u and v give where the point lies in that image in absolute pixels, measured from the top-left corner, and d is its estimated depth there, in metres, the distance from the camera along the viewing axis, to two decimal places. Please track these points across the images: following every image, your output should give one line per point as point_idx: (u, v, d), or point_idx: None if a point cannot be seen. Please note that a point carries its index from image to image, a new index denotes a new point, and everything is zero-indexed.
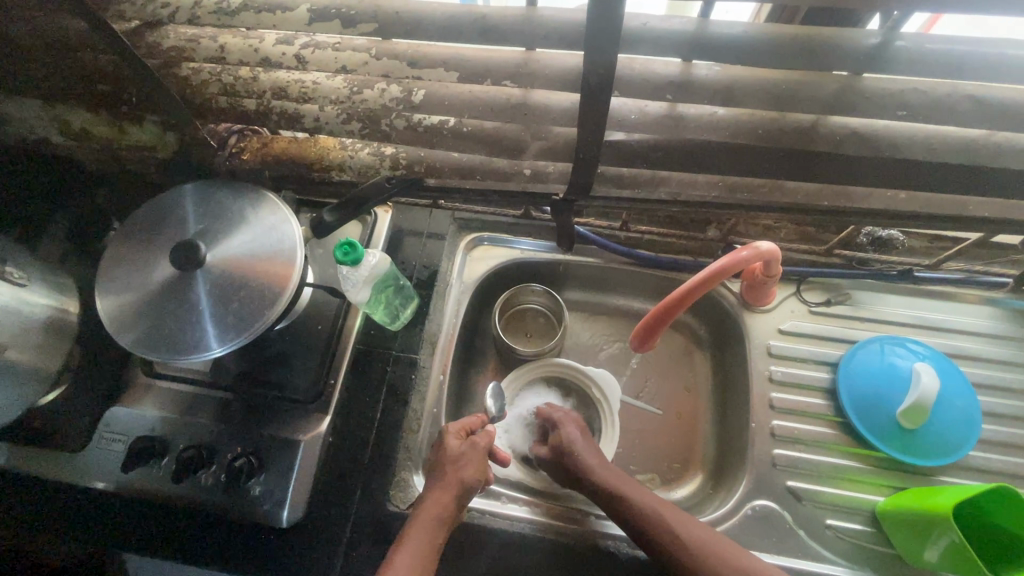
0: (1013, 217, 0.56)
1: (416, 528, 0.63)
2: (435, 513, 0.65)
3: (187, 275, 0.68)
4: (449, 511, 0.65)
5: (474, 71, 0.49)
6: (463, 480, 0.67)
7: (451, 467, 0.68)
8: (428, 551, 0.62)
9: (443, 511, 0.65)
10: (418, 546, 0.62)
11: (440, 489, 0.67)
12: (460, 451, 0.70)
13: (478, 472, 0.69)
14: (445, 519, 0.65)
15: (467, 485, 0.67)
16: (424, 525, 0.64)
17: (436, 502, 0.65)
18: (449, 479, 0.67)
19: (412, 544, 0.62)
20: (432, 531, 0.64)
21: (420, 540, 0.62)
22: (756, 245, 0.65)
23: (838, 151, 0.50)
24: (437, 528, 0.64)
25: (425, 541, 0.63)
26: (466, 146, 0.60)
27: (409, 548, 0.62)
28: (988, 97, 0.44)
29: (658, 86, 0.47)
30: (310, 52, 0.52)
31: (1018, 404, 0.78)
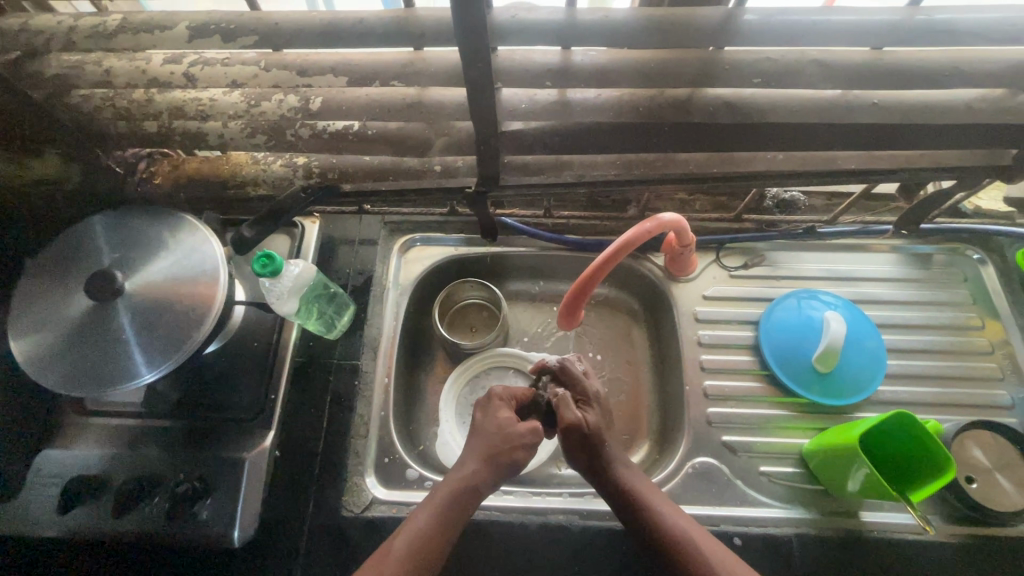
0: (879, 168, 0.61)
1: (449, 492, 0.63)
2: (471, 481, 0.63)
3: (107, 305, 0.67)
4: (489, 484, 0.64)
5: (363, 74, 0.50)
6: (511, 453, 0.65)
7: (501, 436, 0.66)
8: (454, 515, 0.62)
9: (480, 481, 0.64)
10: (446, 507, 0.62)
11: (483, 458, 0.65)
12: (508, 419, 0.68)
13: (527, 451, 0.67)
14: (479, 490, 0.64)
15: (513, 461, 0.65)
16: (460, 491, 0.63)
17: (477, 472, 0.64)
18: (499, 452, 0.65)
19: (428, 510, 0.62)
20: (465, 498, 0.63)
21: (449, 505, 0.62)
22: (657, 216, 0.67)
23: (714, 121, 0.54)
24: (471, 496, 0.63)
25: (450, 507, 0.62)
26: (373, 148, 0.61)
27: (433, 510, 0.61)
28: (829, 60, 0.48)
29: (538, 74, 0.50)
30: (198, 70, 0.52)
31: (920, 339, 0.85)
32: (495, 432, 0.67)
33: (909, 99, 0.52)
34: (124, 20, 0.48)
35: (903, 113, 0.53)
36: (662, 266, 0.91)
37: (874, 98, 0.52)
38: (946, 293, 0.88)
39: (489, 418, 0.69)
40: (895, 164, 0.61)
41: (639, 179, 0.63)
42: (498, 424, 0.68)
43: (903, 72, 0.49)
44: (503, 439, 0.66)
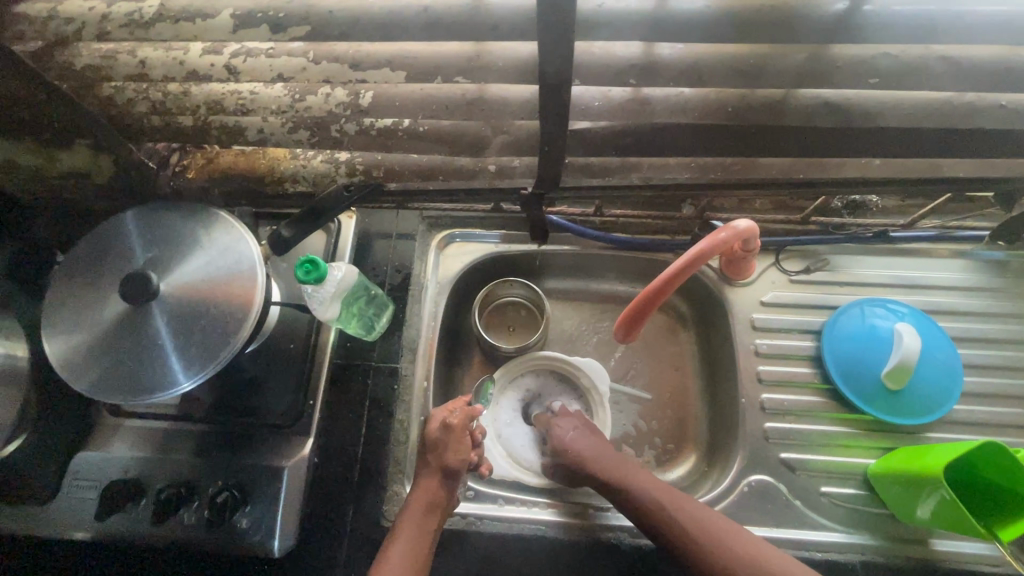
0: (987, 176, 0.55)
1: (407, 518, 0.64)
2: (425, 501, 0.65)
3: (143, 307, 0.63)
4: (440, 498, 0.65)
5: (423, 69, 0.45)
6: (444, 465, 0.66)
7: (433, 454, 0.67)
8: (421, 538, 0.63)
9: (431, 498, 0.65)
10: (410, 533, 0.62)
11: (425, 479, 0.66)
12: (435, 435, 0.68)
13: (461, 454, 0.67)
14: (435, 505, 0.65)
15: (450, 468, 0.66)
16: (414, 515, 0.64)
17: (425, 491, 0.65)
18: (434, 466, 0.66)
19: (402, 541, 0.62)
20: (422, 518, 0.64)
21: (412, 527, 0.63)
22: (733, 224, 0.64)
23: (810, 124, 0.48)
24: (427, 516, 0.64)
25: (414, 530, 0.63)
26: (424, 147, 0.56)
27: (402, 538, 0.62)
28: (960, 58, 0.42)
29: (620, 71, 0.44)
30: (241, 61, 0.47)
31: (998, 354, 0.79)
32: (432, 454, 0.67)
33: None
34: (161, 7, 0.44)
35: None
36: (717, 269, 0.85)
37: (1001, 100, 0.45)
38: None
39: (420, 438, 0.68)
40: (1006, 171, 0.54)
41: (713, 183, 0.58)
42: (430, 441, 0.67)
43: None
44: (436, 455, 0.67)
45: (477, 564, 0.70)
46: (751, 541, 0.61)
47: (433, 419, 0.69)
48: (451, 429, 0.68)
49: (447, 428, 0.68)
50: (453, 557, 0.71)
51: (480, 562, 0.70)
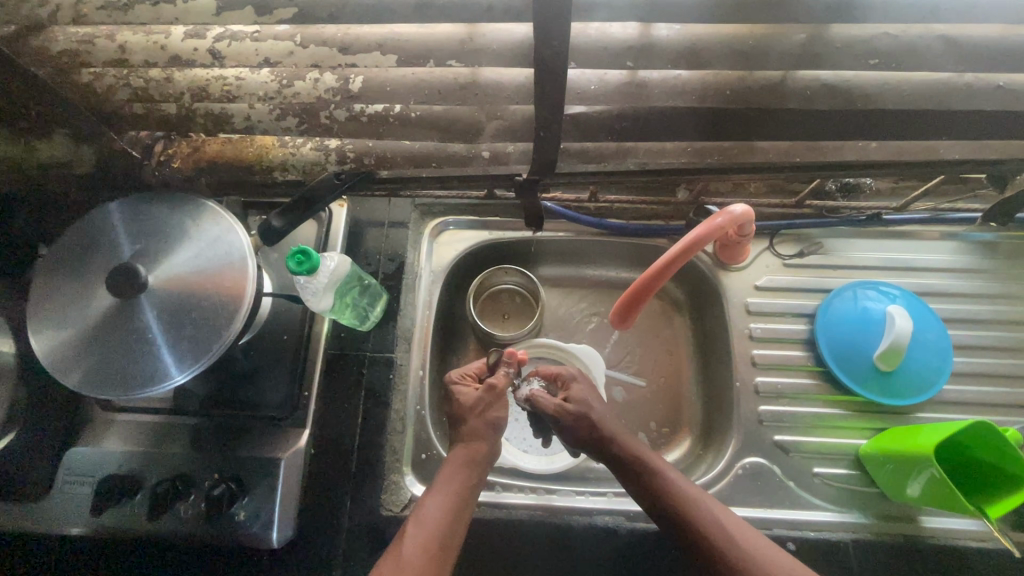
0: (986, 159, 0.54)
1: (446, 475, 0.62)
2: (468, 456, 0.64)
3: (131, 302, 0.62)
4: (481, 453, 0.65)
5: (415, 53, 0.44)
6: (486, 419, 0.67)
7: (472, 414, 0.67)
8: (458, 495, 0.61)
9: (474, 454, 0.64)
10: (450, 491, 0.61)
11: (474, 438, 0.66)
12: (476, 399, 0.68)
13: (502, 412, 0.69)
14: (478, 463, 0.64)
15: (493, 423, 0.67)
16: (456, 468, 0.63)
17: (471, 449, 0.65)
18: (476, 424, 0.66)
19: (437, 498, 0.60)
20: (463, 474, 0.63)
21: (449, 485, 0.61)
22: (728, 209, 0.64)
23: (809, 106, 0.47)
24: (467, 472, 0.63)
25: (456, 485, 0.62)
26: (416, 132, 0.55)
27: (439, 494, 0.61)
28: (958, 38, 0.41)
29: (616, 53, 0.43)
30: (225, 45, 0.46)
31: (986, 334, 0.80)
32: (472, 414, 0.67)
33: None
34: None
35: None
36: (712, 253, 0.85)
37: (998, 80, 0.45)
38: (1015, 285, 0.82)
39: (458, 405, 0.68)
40: (1004, 153, 0.54)
41: (709, 167, 0.57)
42: (472, 406, 0.68)
43: None
44: (479, 417, 0.67)
45: (475, 549, 0.71)
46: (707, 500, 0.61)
47: (468, 388, 0.70)
48: (492, 391, 0.69)
49: (489, 390, 0.69)
50: None
51: (480, 548, 0.71)
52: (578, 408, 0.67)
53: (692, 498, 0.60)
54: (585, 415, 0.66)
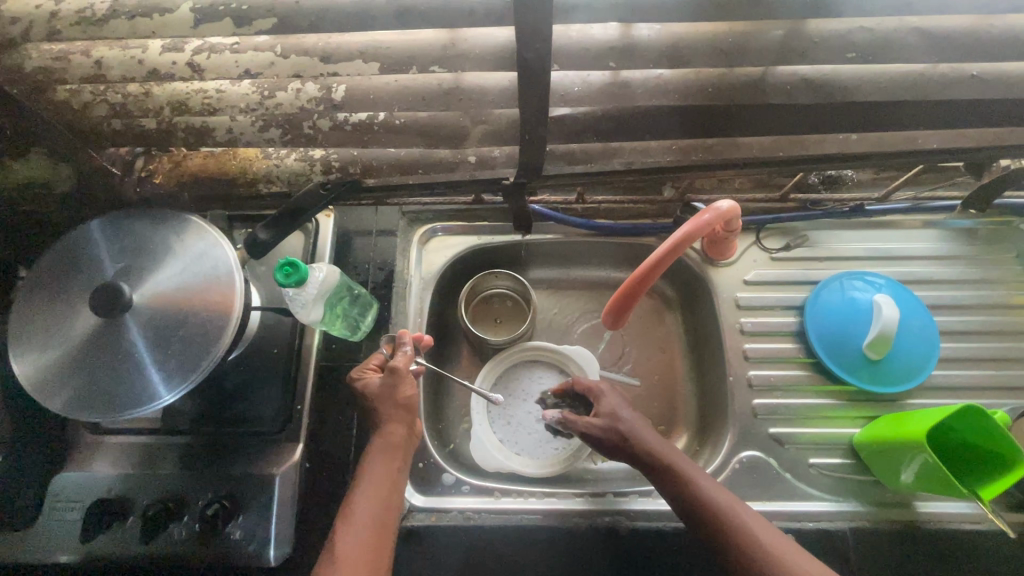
0: (964, 147, 0.55)
1: (370, 465, 0.63)
2: (388, 442, 0.64)
3: (116, 321, 0.61)
4: (400, 436, 0.64)
5: (397, 59, 0.44)
6: (399, 404, 0.65)
7: (381, 403, 0.64)
8: (385, 483, 0.62)
9: (393, 440, 0.64)
10: (373, 482, 0.61)
11: (390, 423, 0.65)
12: (380, 386, 0.65)
13: (410, 391, 0.66)
14: (401, 446, 0.64)
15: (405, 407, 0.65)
16: (378, 456, 0.63)
17: (387, 434, 0.64)
18: (392, 413, 0.64)
19: (364, 490, 0.61)
20: (384, 460, 0.63)
21: (374, 475, 0.62)
22: (714, 205, 0.64)
23: (789, 101, 0.48)
24: (390, 458, 0.63)
25: (381, 476, 0.62)
26: (402, 139, 0.54)
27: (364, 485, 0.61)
28: (932, 30, 0.42)
29: (598, 53, 0.43)
30: (204, 58, 0.45)
31: (971, 319, 0.81)
32: (383, 402, 0.65)
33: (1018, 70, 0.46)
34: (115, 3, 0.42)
35: (1003, 87, 0.46)
36: (700, 250, 0.86)
37: (972, 69, 0.46)
38: (996, 270, 0.84)
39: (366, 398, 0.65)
40: (980, 141, 0.54)
41: (695, 165, 0.57)
42: (383, 398, 0.65)
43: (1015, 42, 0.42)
44: (390, 403, 0.65)
45: (476, 557, 0.70)
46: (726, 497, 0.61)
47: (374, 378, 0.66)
48: (395, 372, 0.65)
49: (392, 375, 0.65)
50: (452, 550, 0.70)
51: (481, 555, 0.70)
52: (607, 420, 0.67)
53: (731, 506, 0.59)
54: (613, 428, 0.66)
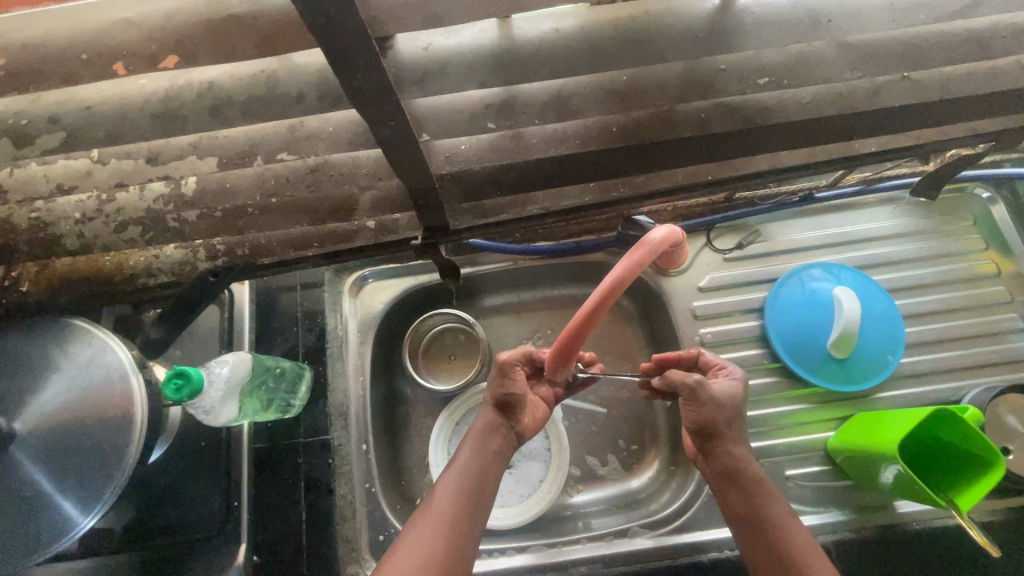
0: (903, 146, 0.50)
1: (467, 443, 0.64)
2: (488, 422, 0.65)
3: (3, 457, 0.55)
4: (498, 420, 0.65)
5: (237, 151, 0.37)
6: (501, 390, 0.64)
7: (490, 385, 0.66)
8: (467, 479, 0.60)
9: (493, 419, 0.65)
10: (464, 468, 0.61)
11: (487, 408, 0.66)
12: (497, 372, 0.66)
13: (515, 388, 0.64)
14: (498, 428, 0.64)
15: (507, 400, 0.64)
16: (477, 436, 0.64)
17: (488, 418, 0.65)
18: (490, 394, 0.65)
19: (448, 483, 0.60)
20: (481, 446, 0.63)
21: (462, 466, 0.61)
22: (647, 239, 0.53)
23: (706, 131, 0.42)
24: (487, 438, 0.64)
25: (469, 465, 0.61)
26: (282, 220, 0.47)
27: (456, 469, 0.61)
28: (851, 43, 0.36)
29: (473, 114, 0.37)
30: (7, 176, 0.38)
31: (935, 298, 0.78)
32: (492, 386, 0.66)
33: (946, 71, 0.41)
34: None
35: (938, 89, 0.41)
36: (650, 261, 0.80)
37: (902, 74, 0.40)
38: (956, 241, 0.80)
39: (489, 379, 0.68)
40: (921, 138, 0.50)
41: (618, 200, 0.52)
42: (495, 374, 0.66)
43: (947, 47, 0.37)
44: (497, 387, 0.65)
45: None
46: (792, 516, 0.58)
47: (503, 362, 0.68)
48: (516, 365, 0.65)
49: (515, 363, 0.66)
50: None
51: None
52: (701, 406, 0.59)
53: (791, 531, 0.56)
54: (703, 410, 0.59)
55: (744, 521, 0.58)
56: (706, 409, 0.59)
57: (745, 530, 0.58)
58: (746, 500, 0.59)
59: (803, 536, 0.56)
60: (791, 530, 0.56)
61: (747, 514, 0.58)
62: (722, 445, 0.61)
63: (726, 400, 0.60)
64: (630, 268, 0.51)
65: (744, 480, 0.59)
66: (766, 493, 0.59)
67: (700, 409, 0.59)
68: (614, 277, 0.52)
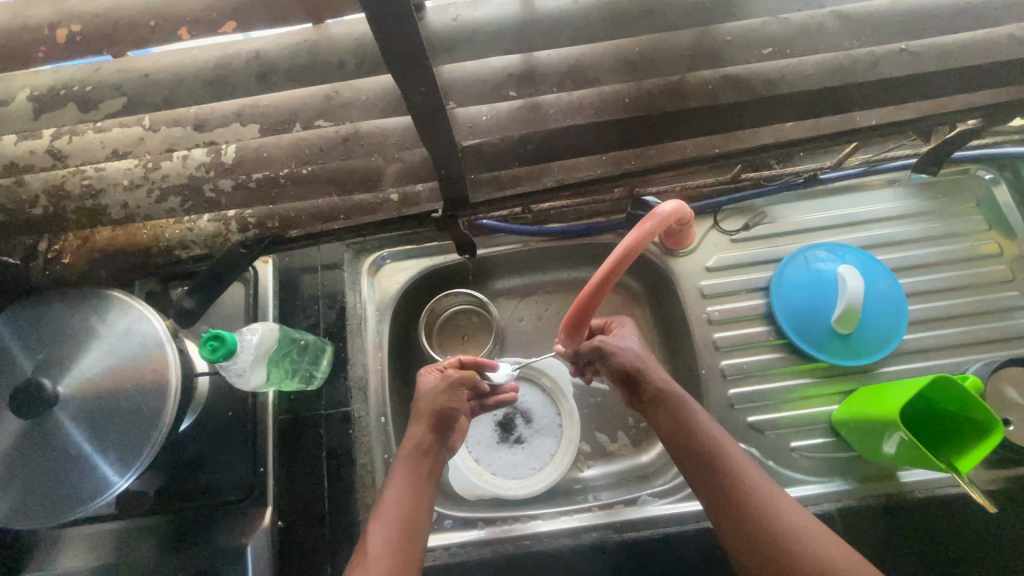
0: (903, 120, 0.52)
1: (399, 466, 0.66)
2: (417, 444, 0.67)
3: (46, 419, 0.57)
4: (429, 441, 0.68)
5: (277, 118, 0.40)
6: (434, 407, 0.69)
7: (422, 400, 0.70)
8: (414, 474, 0.65)
9: (421, 440, 0.68)
10: (404, 475, 0.65)
11: (415, 426, 0.69)
12: (432, 387, 0.71)
13: (449, 404, 0.70)
14: (427, 448, 0.68)
15: (437, 414, 0.69)
16: (404, 458, 0.66)
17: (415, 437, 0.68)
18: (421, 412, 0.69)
19: (394, 489, 0.64)
20: (416, 463, 0.66)
21: (404, 475, 0.65)
22: (655, 212, 0.57)
23: (714, 102, 0.45)
24: (420, 460, 0.67)
25: (407, 472, 0.65)
26: (312, 190, 0.50)
27: (398, 480, 0.65)
28: (850, 15, 0.39)
29: (496, 83, 0.39)
30: (65, 142, 0.41)
31: (938, 277, 0.80)
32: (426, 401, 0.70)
33: (942, 43, 0.43)
34: None
35: (935, 61, 0.44)
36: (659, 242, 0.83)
37: (900, 45, 0.43)
38: (959, 222, 0.82)
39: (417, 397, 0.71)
40: (919, 112, 0.52)
41: (628, 173, 0.54)
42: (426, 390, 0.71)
43: (940, 17, 0.39)
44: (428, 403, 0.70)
45: None
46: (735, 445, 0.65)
47: (433, 376, 0.73)
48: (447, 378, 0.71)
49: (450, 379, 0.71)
50: None
51: None
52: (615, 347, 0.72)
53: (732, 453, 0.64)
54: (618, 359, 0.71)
55: (680, 449, 0.65)
56: (619, 356, 0.71)
57: (683, 459, 0.65)
58: (673, 417, 0.67)
59: (740, 458, 0.64)
60: (730, 450, 0.64)
61: (678, 438, 0.66)
62: (650, 383, 0.70)
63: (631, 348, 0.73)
64: (640, 238, 0.54)
65: (670, 402, 0.68)
66: (704, 425, 0.66)
67: (610, 360, 0.72)
68: (625, 246, 0.56)
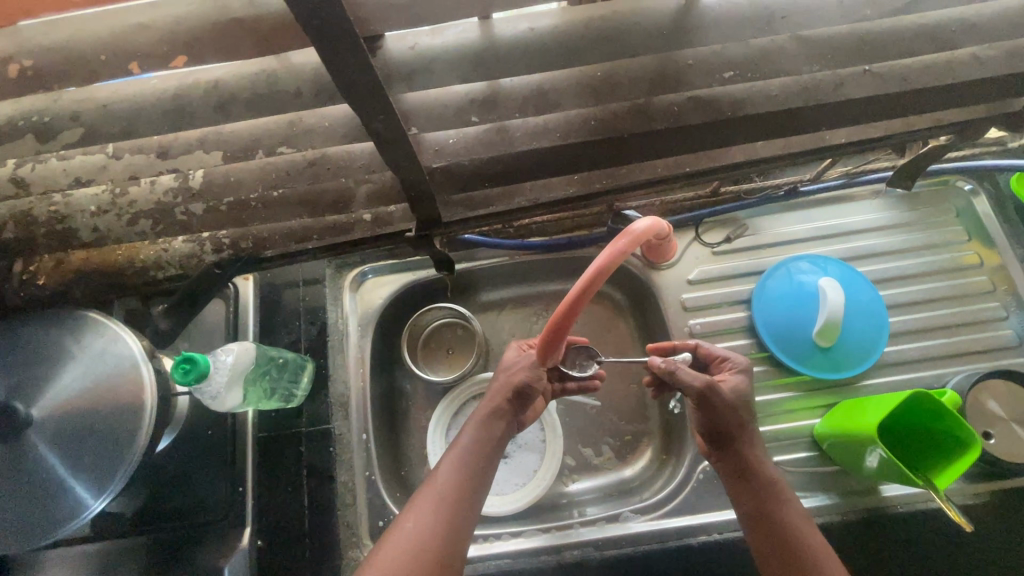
0: (872, 138, 0.52)
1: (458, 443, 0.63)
2: (490, 408, 0.65)
3: (21, 443, 0.57)
4: (503, 409, 0.65)
5: (241, 144, 0.40)
6: (511, 378, 0.66)
7: (503, 372, 0.67)
8: (469, 461, 0.61)
9: (498, 404, 0.64)
10: (459, 456, 0.61)
11: (495, 393, 0.66)
12: (512, 360, 0.68)
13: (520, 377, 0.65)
14: (501, 412, 0.64)
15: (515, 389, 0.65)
16: (474, 428, 0.63)
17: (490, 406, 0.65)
18: (500, 380, 0.66)
19: (446, 466, 0.61)
20: (471, 461, 0.61)
21: (462, 457, 0.61)
22: (627, 230, 0.57)
23: (681, 123, 0.45)
24: (494, 420, 0.64)
25: (466, 453, 0.61)
26: (283, 212, 0.50)
27: (453, 457, 0.61)
28: (810, 39, 0.39)
29: (458, 108, 0.40)
30: (29, 170, 0.41)
31: (919, 288, 0.80)
32: (503, 374, 0.67)
33: (907, 64, 0.44)
34: None
35: (899, 82, 0.44)
36: (641, 255, 0.83)
37: (863, 66, 0.43)
38: (940, 233, 0.82)
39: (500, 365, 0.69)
40: (887, 130, 0.52)
41: (602, 191, 0.54)
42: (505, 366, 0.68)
43: (900, 41, 0.39)
44: (507, 375, 0.67)
45: None
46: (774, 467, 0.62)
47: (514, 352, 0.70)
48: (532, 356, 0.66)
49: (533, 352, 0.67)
50: None
51: None
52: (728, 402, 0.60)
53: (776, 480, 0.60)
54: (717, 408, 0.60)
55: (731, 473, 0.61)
56: (721, 413, 0.60)
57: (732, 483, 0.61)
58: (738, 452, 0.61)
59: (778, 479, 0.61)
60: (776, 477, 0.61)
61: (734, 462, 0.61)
62: (735, 422, 0.61)
63: (735, 398, 0.62)
64: (614, 255, 0.54)
65: (742, 435, 0.61)
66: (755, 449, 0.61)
67: (711, 412, 0.60)
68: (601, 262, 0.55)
